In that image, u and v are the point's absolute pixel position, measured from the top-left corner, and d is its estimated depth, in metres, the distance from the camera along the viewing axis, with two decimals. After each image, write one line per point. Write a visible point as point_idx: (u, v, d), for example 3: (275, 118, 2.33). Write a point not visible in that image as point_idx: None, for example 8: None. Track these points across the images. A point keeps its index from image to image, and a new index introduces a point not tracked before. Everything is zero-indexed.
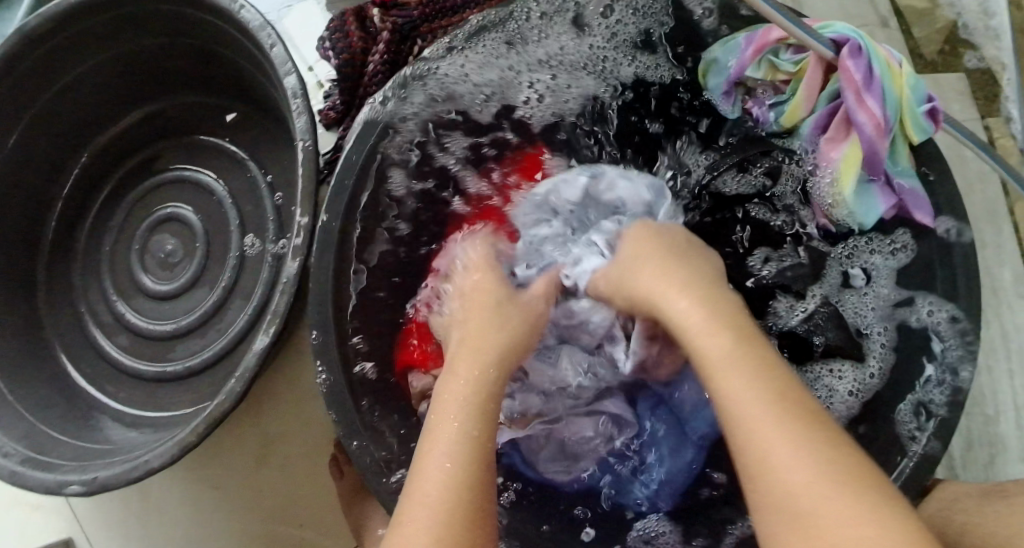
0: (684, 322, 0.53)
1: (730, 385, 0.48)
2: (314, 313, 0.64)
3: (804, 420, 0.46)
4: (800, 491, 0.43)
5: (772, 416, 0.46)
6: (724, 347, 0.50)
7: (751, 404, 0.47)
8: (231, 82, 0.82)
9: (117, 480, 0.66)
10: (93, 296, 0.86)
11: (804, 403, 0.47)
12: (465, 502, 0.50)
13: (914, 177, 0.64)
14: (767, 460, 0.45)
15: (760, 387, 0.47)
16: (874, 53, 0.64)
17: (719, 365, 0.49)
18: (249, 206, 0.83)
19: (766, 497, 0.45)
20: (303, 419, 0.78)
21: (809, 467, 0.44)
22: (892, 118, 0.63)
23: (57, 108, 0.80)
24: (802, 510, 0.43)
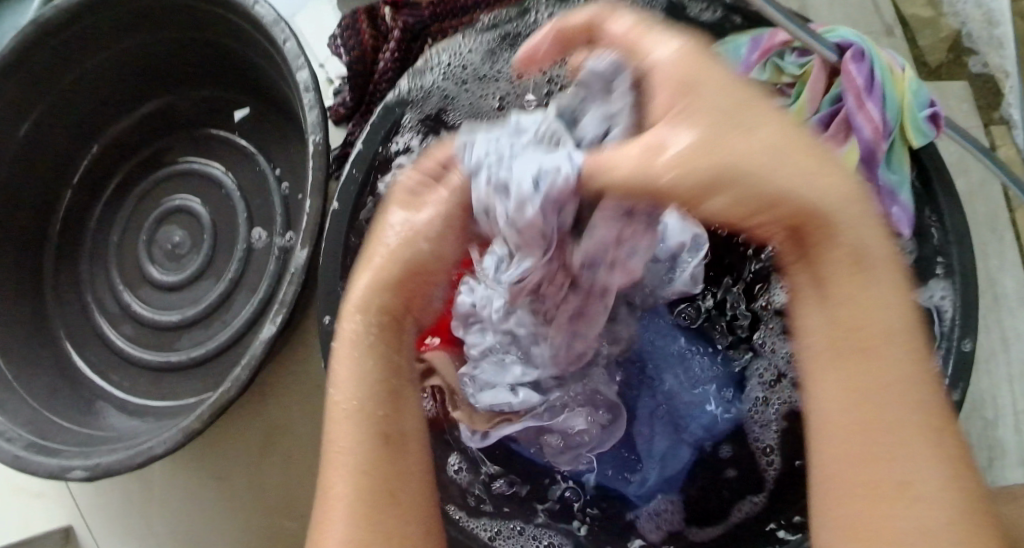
0: (832, 246, 0.41)
1: (886, 373, 0.39)
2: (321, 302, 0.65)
3: (934, 414, 0.40)
4: (929, 518, 0.38)
5: (907, 405, 0.39)
6: (885, 316, 0.40)
7: (895, 389, 0.39)
8: (243, 76, 0.83)
9: (119, 465, 0.67)
10: (99, 286, 0.86)
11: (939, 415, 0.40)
12: (378, 483, 0.46)
13: (903, 185, 0.62)
14: (889, 449, 0.39)
15: (913, 392, 0.39)
16: (877, 58, 0.64)
17: (877, 340, 0.40)
18: (258, 199, 0.83)
19: (868, 489, 0.39)
20: (306, 412, 0.78)
21: (932, 470, 0.39)
22: (892, 124, 0.63)
23: (70, 97, 0.81)
24: (906, 516, 0.38)
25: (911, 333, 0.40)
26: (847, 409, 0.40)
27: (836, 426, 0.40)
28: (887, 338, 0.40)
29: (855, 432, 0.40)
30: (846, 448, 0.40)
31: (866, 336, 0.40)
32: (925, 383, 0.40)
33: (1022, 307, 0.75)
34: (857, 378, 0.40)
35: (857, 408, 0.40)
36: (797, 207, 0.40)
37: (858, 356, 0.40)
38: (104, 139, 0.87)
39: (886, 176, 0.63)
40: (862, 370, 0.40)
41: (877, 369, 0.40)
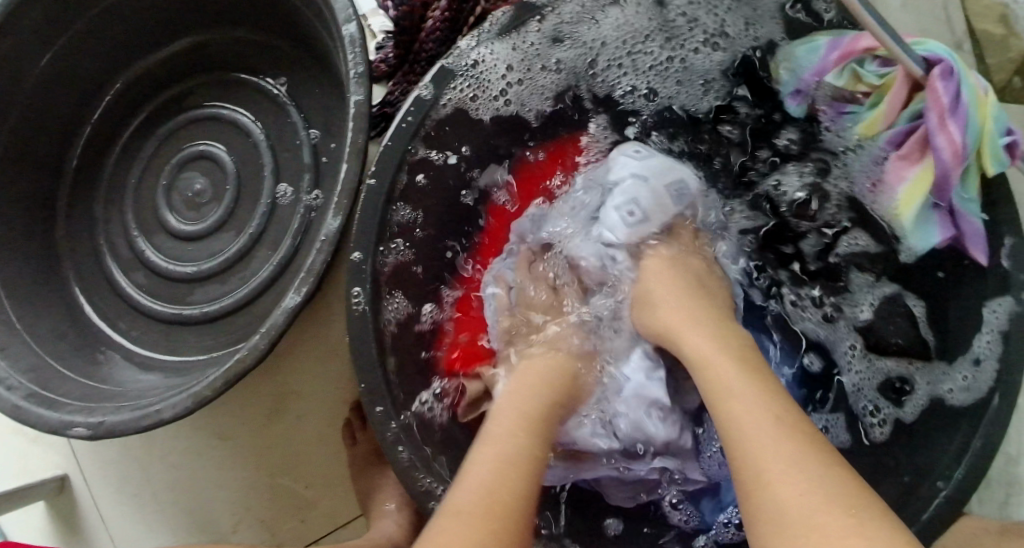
0: (697, 346, 0.56)
1: (731, 426, 0.49)
2: (351, 264, 0.61)
3: (807, 445, 0.46)
4: (792, 498, 0.43)
5: (766, 438, 0.47)
6: (737, 392, 0.51)
7: (760, 429, 0.47)
8: (280, 22, 0.78)
9: (124, 427, 0.63)
10: (113, 229, 0.83)
11: (798, 431, 0.47)
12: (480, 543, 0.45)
13: (980, 213, 0.59)
14: (761, 478, 0.45)
15: (756, 417, 0.48)
16: (966, 78, 0.58)
17: (727, 395, 0.51)
18: (288, 152, 0.80)
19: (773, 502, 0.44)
20: (321, 380, 0.75)
21: (813, 468, 0.44)
22: (971, 148, 0.58)
23: (99, 30, 0.77)
24: (790, 530, 0.42)
25: (779, 395, 0.50)
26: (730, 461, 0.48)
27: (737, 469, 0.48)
28: (747, 400, 0.50)
29: (744, 474, 0.47)
30: (745, 489, 0.46)
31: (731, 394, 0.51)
32: (796, 428, 0.47)
33: None
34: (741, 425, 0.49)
35: (754, 445, 0.47)
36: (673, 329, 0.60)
37: (736, 430, 0.49)
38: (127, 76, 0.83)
39: (957, 200, 0.59)
40: (730, 433, 0.49)
41: (744, 416, 0.49)
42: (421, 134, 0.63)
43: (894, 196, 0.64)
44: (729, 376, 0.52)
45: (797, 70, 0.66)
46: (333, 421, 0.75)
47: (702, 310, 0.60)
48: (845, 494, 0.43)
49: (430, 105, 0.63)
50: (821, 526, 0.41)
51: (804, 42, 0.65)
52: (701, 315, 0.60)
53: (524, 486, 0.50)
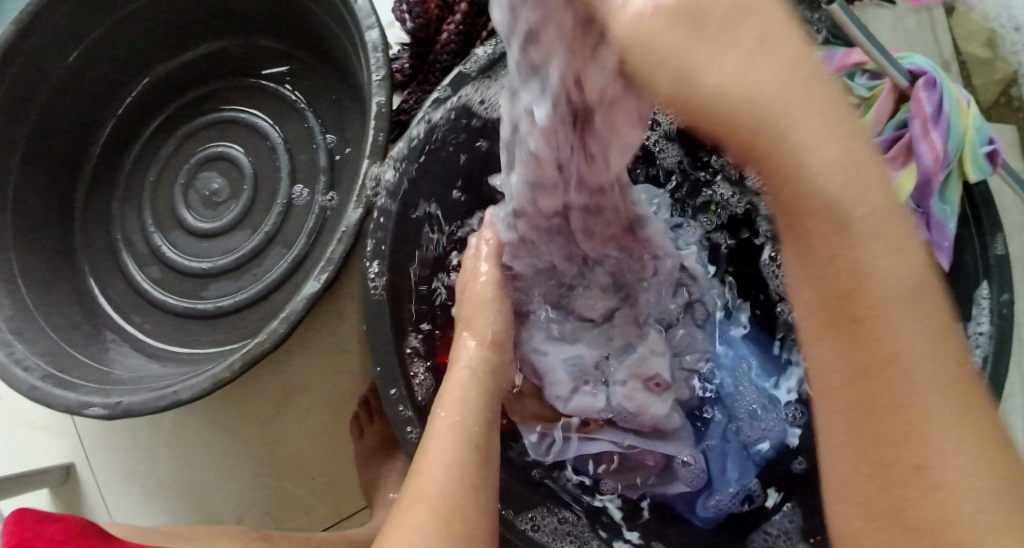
0: (840, 193, 0.35)
1: (884, 350, 0.36)
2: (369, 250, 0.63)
3: (969, 399, 0.36)
4: (945, 467, 0.35)
5: (937, 392, 0.36)
6: (896, 303, 0.36)
7: (930, 375, 0.36)
8: (300, 30, 0.81)
9: (141, 406, 0.64)
10: (130, 225, 0.85)
11: (959, 381, 0.36)
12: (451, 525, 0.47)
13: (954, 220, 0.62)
14: (923, 463, 0.36)
15: (920, 346, 0.36)
16: (947, 89, 0.63)
17: (882, 298, 0.36)
18: (303, 156, 0.82)
19: (848, 454, 0.38)
20: (330, 374, 0.76)
21: (931, 364, 0.36)
22: (952, 156, 0.63)
23: (126, 32, 0.80)
24: (950, 518, 0.35)
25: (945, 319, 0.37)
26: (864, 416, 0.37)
27: (850, 395, 0.37)
28: (904, 307, 0.36)
29: (889, 424, 0.36)
30: (853, 449, 0.38)
31: (868, 299, 0.36)
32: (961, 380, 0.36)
33: None
34: (865, 281, 0.36)
35: (852, 387, 0.37)
36: (778, 135, 0.35)
37: (890, 371, 0.36)
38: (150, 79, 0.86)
39: (936, 205, 0.62)
40: (882, 371, 0.36)
41: (908, 352, 0.36)
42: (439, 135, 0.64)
43: None
44: (850, 246, 0.36)
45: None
46: (341, 414, 0.76)
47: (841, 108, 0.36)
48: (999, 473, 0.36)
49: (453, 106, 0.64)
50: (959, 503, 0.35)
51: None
52: (869, 157, 0.36)
53: (471, 491, 0.49)
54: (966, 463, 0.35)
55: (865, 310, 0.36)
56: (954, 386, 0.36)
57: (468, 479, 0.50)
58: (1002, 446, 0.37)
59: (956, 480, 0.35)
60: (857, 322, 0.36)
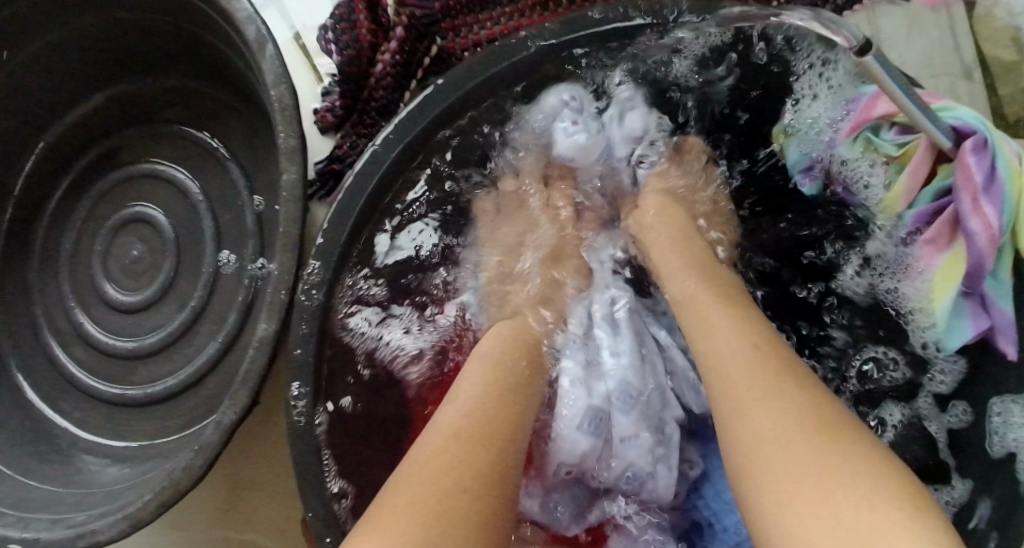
0: (682, 292, 0.54)
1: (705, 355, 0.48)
2: (292, 361, 0.54)
3: (799, 390, 0.43)
4: (771, 461, 0.40)
5: (746, 379, 0.45)
6: (717, 327, 0.49)
7: (735, 364, 0.46)
8: (215, 67, 0.71)
9: (59, 546, 0.57)
10: (50, 299, 0.76)
11: (785, 378, 0.44)
12: (451, 474, 0.43)
13: (1013, 300, 0.50)
14: (768, 460, 0.41)
15: (726, 343, 0.47)
16: (1002, 151, 0.50)
17: (702, 326, 0.50)
18: (229, 215, 0.73)
19: (731, 426, 0.44)
20: (278, 467, 0.69)
21: (786, 429, 0.41)
22: (1007, 230, 0.50)
23: (16, 85, 0.70)
24: (780, 512, 0.39)
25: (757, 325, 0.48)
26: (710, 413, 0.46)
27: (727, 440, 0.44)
28: (720, 330, 0.49)
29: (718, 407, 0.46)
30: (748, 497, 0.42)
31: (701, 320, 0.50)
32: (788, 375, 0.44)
33: None
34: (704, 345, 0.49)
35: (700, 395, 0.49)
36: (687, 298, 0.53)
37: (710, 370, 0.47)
38: (56, 129, 0.76)
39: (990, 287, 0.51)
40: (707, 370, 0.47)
41: (714, 350, 0.48)
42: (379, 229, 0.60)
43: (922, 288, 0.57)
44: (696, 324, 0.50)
45: (814, 137, 0.63)
46: (291, 510, 0.69)
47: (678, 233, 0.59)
48: (849, 462, 0.39)
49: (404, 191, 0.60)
50: (820, 510, 0.38)
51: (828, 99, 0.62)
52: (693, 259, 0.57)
53: (468, 459, 0.44)
54: (832, 491, 0.38)
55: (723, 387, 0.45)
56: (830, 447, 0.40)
57: (488, 459, 0.45)
58: (878, 465, 0.39)
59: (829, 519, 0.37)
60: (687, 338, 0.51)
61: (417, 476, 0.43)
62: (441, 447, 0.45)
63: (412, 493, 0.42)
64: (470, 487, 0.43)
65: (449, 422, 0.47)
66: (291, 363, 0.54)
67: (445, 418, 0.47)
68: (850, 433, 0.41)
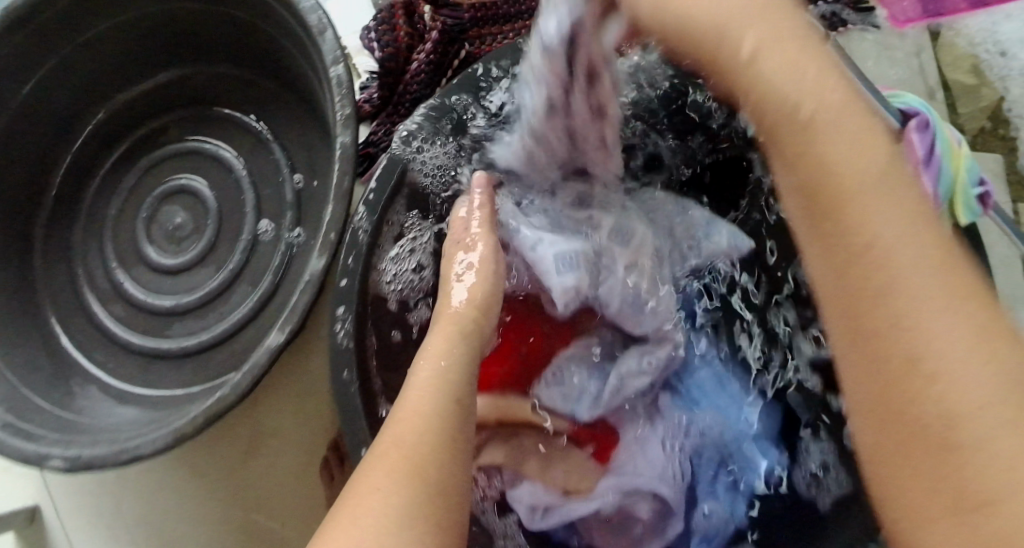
0: (831, 142, 0.40)
1: (855, 220, 0.39)
2: (337, 291, 0.60)
3: (965, 287, 0.37)
4: (944, 361, 0.35)
5: (915, 262, 0.37)
6: (863, 190, 0.39)
7: (896, 242, 0.38)
8: (265, 57, 0.78)
9: (101, 461, 0.62)
10: (92, 261, 0.82)
11: (944, 256, 0.38)
12: (423, 481, 0.44)
13: None
14: (914, 354, 0.36)
15: (886, 210, 0.38)
16: (940, 130, 0.58)
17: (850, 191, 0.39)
18: (268, 189, 0.80)
19: (861, 286, 0.38)
20: (302, 414, 0.74)
21: (957, 336, 0.36)
22: (944, 198, 0.58)
23: (83, 64, 0.77)
24: (947, 407, 0.35)
25: (917, 199, 0.39)
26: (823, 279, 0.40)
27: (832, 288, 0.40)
28: (884, 204, 0.38)
29: (868, 286, 0.38)
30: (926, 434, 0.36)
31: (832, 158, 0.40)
32: (950, 266, 0.38)
33: None
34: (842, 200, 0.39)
35: (822, 244, 0.40)
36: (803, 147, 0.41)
37: (858, 225, 0.39)
38: (113, 108, 0.83)
39: None
40: (839, 236, 0.39)
41: (865, 214, 0.38)
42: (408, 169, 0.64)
43: None
44: (825, 141, 0.40)
45: None
46: (312, 458, 0.74)
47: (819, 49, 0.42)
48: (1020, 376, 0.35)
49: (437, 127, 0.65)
50: (966, 414, 0.35)
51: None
52: (860, 120, 0.41)
53: (416, 440, 0.47)
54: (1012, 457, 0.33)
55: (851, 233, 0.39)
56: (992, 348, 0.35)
57: (447, 435, 0.48)
58: None
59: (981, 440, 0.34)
60: (823, 202, 0.40)
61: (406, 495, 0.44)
62: (422, 422, 0.48)
63: (386, 516, 0.42)
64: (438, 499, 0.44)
65: (412, 405, 0.50)
66: (337, 293, 0.60)
67: (417, 399, 0.50)
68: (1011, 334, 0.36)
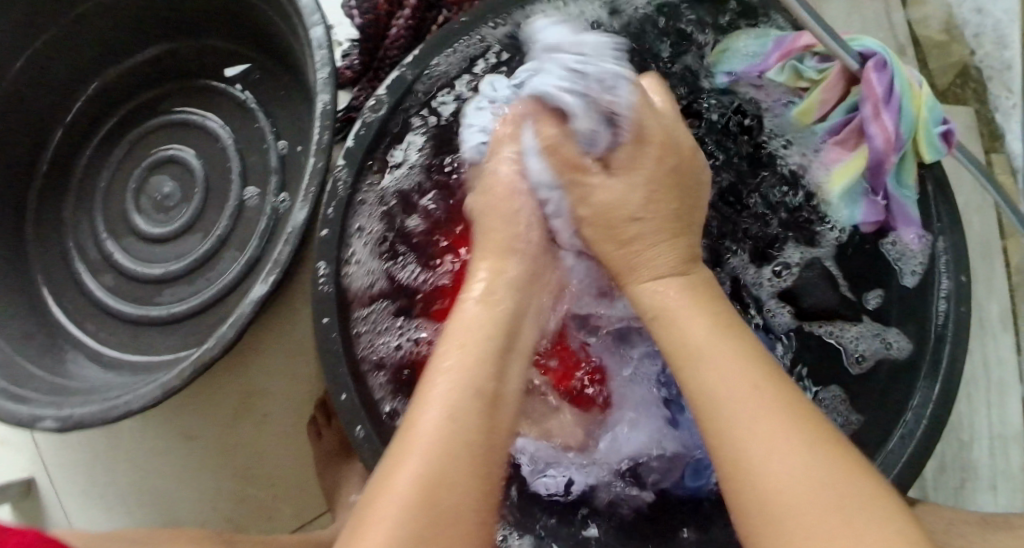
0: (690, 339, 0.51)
1: (708, 378, 0.49)
2: (320, 242, 0.62)
3: (791, 404, 0.47)
4: (784, 481, 0.43)
5: (745, 393, 0.47)
6: (716, 356, 0.49)
7: (735, 384, 0.48)
8: (249, 29, 0.79)
9: (92, 418, 0.63)
10: (82, 232, 0.83)
11: (785, 396, 0.47)
12: (444, 501, 0.46)
13: (913, 199, 0.62)
14: (762, 498, 0.44)
15: (734, 364, 0.49)
16: (898, 70, 0.60)
17: (715, 358, 0.49)
18: (254, 156, 0.82)
19: (710, 420, 0.48)
20: (287, 375, 0.76)
21: (803, 482, 0.43)
22: (906, 137, 0.60)
23: (69, 41, 0.79)
24: (777, 506, 0.43)
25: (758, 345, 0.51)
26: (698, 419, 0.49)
27: (673, 371, 0.52)
28: (723, 359, 0.49)
29: (717, 437, 0.47)
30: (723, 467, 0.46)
31: (684, 324, 0.52)
32: (798, 416, 0.46)
33: (1006, 334, 0.74)
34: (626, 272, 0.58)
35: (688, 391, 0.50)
36: (685, 351, 0.51)
37: (710, 392, 0.48)
38: (99, 82, 0.84)
39: (892, 188, 0.62)
40: (704, 409, 0.48)
41: (708, 384, 0.49)
42: (386, 128, 0.65)
43: (826, 173, 0.66)
44: (697, 369, 0.50)
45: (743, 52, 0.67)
46: (300, 418, 0.76)
47: (690, 257, 0.57)
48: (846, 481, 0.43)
49: (409, 85, 0.65)
50: (817, 515, 0.42)
51: (754, 33, 0.67)
52: (713, 300, 0.54)
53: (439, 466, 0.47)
54: (799, 485, 0.43)
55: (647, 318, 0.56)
56: (812, 445, 0.45)
57: (466, 457, 0.48)
58: (865, 471, 0.44)
59: (767, 476, 0.44)
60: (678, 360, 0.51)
61: (426, 520, 0.45)
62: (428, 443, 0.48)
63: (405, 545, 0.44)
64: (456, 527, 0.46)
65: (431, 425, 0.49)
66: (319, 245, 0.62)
67: (421, 417, 0.50)
68: (848, 464, 0.44)
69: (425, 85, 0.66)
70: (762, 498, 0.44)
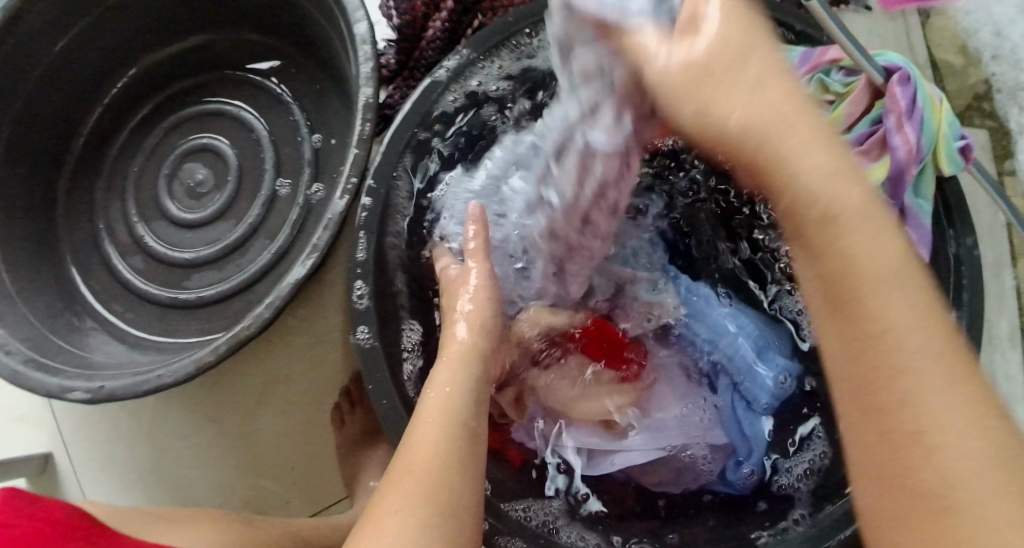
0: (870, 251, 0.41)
1: (876, 304, 0.40)
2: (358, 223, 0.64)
3: (964, 365, 0.40)
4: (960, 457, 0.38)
5: (930, 344, 0.40)
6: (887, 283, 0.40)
7: (909, 316, 0.40)
8: (287, 25, 0.81)
9: (124, 391, 0.64)
10: (113, 215, 0.85)
11: (957, 349, 0.40)
12: (437, 491, 0.49)
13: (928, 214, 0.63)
14: (930, 450, 0.39)
15: (904, 292, 0.40)
16: (921, 85, 0.63)
17: (865, 283, 0.40)
18: (287, 148, 0.83)
19: (881, 353, 0.40)
20: (313, 361, 0.77)
21: (978, 455, 0.38)
22: (926, 151, 0.63)
23: (110, 28, 0.80)
24: (962, 485, 0.38)
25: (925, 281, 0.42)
26: (842, 356, 0.42)
27: (813, 260, 0.43)
28: (897, 290, 0.40)
29: (880, 375, 0.40)
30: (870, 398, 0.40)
31: (834, 230, 0.42)
32: (967, 373, 0.40)
33: (1015, 350, 0.76)
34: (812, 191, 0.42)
35: (832, 312, 0.42)
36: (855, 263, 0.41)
37: (873, 343, 0.40)
38: (137, 70, 0.85)
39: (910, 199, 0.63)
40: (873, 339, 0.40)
41: (896, 315, 0.40)
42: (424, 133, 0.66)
43: None
44: (856, 233, 0.41)
45: None
46: (323, 405, 0.77)
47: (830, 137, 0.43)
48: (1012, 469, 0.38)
49: (446, 84, 0.66)
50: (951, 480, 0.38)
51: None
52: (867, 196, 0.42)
53: (425, 461, 0.51)
54: (970, 462, 0.38)
55: (813, 220, 0.42)
56: (977, 407, 0.39)
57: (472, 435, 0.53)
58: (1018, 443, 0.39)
59: (954, 460, 0.38)
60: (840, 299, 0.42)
61: (423, 502, 0.49)
62: (435, 427, 0.53)
63: (400, 532, 0.47)
64: (450, 506, 0.49)
65: (423, 431, 0.53)
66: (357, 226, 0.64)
67: (434, 405, 0.54)
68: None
69: (468, 80, 0.67)
70: (908, 437, 0.39)
